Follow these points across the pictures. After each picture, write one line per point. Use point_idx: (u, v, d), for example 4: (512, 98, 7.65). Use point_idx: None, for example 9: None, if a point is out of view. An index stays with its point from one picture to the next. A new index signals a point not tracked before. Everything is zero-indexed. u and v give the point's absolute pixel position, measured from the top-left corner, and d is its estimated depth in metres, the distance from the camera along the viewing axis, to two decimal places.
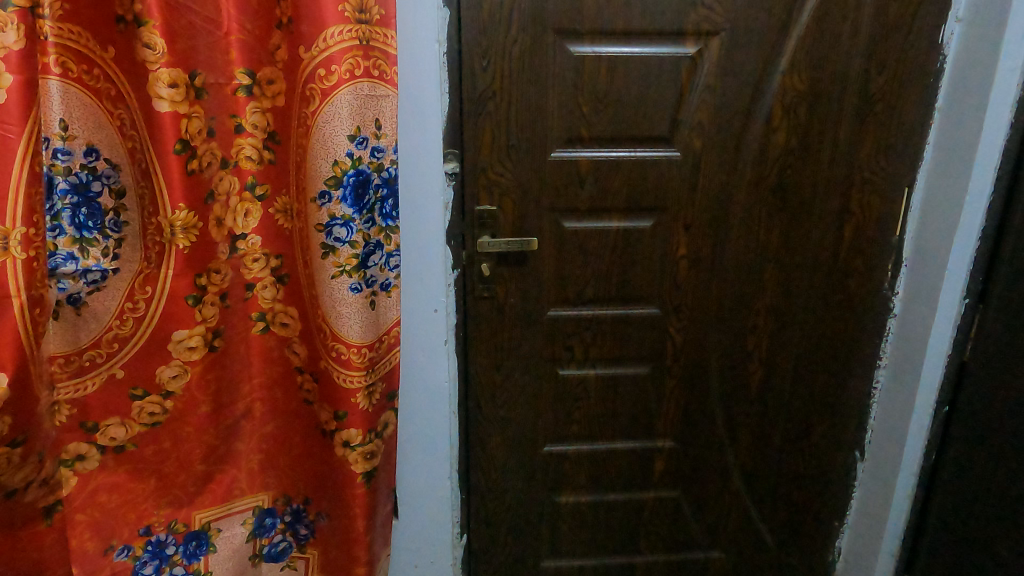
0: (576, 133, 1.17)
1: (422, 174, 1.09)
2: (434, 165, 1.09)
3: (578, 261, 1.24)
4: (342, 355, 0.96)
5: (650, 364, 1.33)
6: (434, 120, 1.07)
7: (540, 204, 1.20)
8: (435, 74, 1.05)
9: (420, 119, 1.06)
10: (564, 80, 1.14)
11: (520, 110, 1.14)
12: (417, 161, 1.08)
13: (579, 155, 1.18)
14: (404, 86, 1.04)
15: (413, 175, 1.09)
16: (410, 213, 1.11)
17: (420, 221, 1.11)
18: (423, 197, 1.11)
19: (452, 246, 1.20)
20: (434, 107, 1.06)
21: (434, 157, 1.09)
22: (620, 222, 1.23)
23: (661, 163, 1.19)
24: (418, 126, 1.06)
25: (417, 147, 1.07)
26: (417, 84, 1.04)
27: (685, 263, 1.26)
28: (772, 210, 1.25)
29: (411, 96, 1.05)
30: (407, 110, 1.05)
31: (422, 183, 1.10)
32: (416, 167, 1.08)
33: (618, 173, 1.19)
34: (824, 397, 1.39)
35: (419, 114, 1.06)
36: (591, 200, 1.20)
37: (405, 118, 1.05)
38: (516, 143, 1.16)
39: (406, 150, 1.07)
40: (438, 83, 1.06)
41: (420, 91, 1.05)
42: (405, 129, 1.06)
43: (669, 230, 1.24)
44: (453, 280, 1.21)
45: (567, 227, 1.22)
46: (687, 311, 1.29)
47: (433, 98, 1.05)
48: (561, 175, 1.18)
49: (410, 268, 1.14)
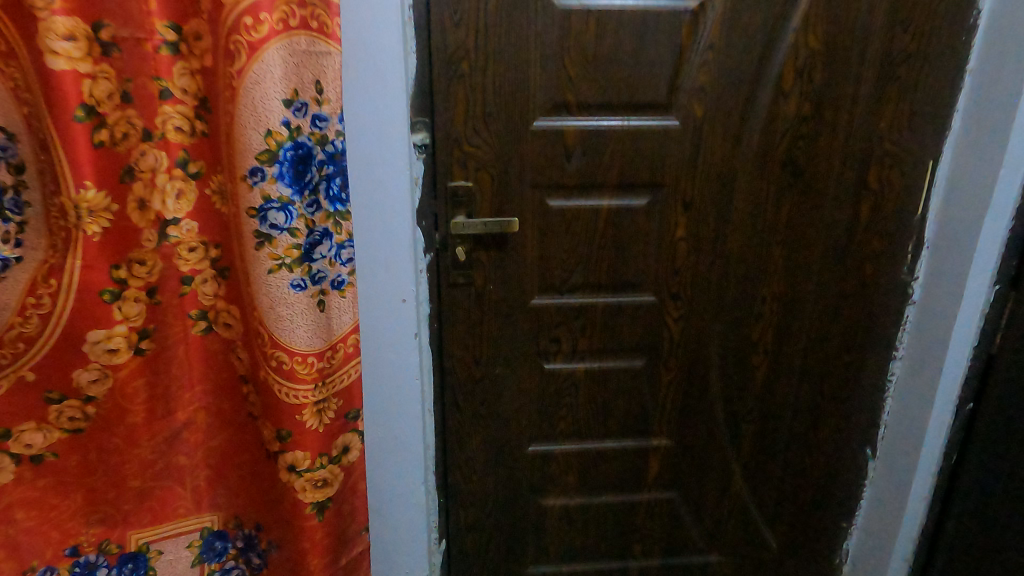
0: (561, 99, 1.03)
1: (383, 147, 0.95)
2: (395, 136, 0.95)
3: (565, 244, 1.11)
4: (286, 365, 0.83)
5: (645, 357, 1.21)
6: (397, 84, 0.92)
7: (522, 180, 1.07)
8: (396, 29, 0.90)
9: (374, 83, 0.91)
10: (547, 37, 0.99)
11: (497, 72, 1.00)
12: (375, 131, 0.94)
13: (565, 125, 1.04)
14: (354, 43, 0.89)
15: (370, 148, 0.95)
16: (366, 194, 0.97)
17: (383, 200, 0.98)
18: (385, 171, 0.96)
19: (424, 227, 1.07)
20: (393, 69, 0.91)
21: (396, 127, 0.94)
22: (611, 201, 1.09)
23: (659, 134, 1.06)
24: (373, 91, 0.92)
25: (374, 117, 0.93)
26: (371, 42, 0.90)
27: (684, 245, 1.13)
28: (783, 186, 1.11)
29: (365, 56, 0.90)
30: (358, 73, 0.91)
31: (381, 158, 0.96)
32: (374, 139, 0.94)
33: (610, 144, 1.05)
34: (833, 390, 1.27)
35: (375, 77, 0.91)
36: (579, 175, 1.07)
37: (354, 82, 0.91)
38: (494, 109, 1.02)
39: (358, 120, 0.93)
40: (398, 39, 0.90)
41: (375, 49, 0.90)
42: (356, 95, 0.92)
43: (668, 210, 1.10)
44: (425, 266, 1.09)
45: (552, 206, 1.08)
46: (686, 300, 1.17)
47: (392, 58, 0.91)
48: (544, 148, 1.05)
49: (370, 254, 1.01)
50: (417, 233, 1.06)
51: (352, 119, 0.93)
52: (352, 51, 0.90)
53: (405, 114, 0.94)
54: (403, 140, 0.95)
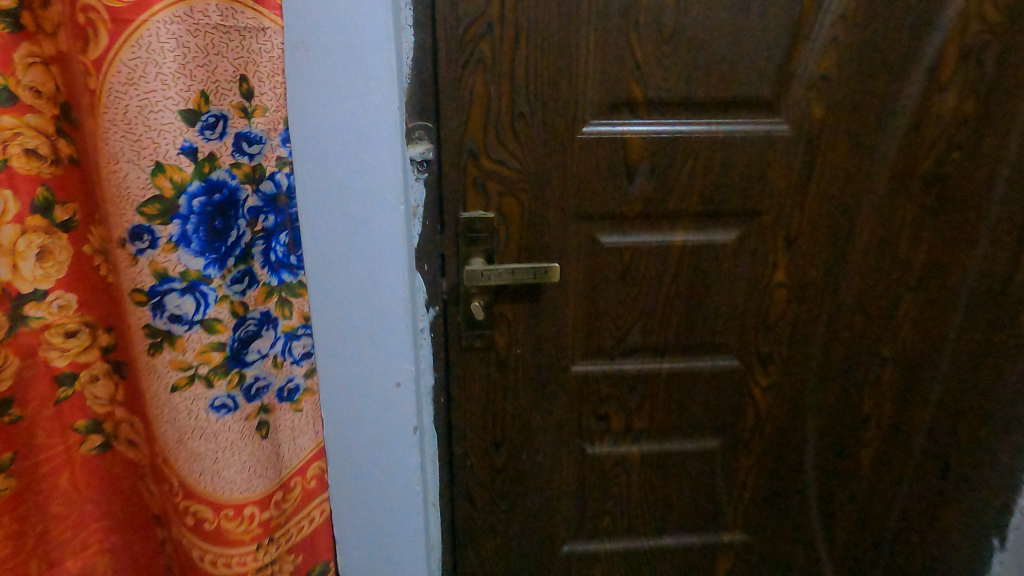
0: (622, 95, 0.71)
1: (361, 167, 0.62)
2: (381, 157, 0.62)
3: (620, 294, 0.80)
4: (209, 526, 0.52)
5: (721, 437, 0.90)
6: (384, 76, 0.59)
7: (564, 209, 0.76)
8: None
9: (344, 77, 0.58)
10: (604, 5, 0.67)
11: (531, 58, 0.69)
12: (348, 150, 0.61)
13: (627, 131, 0.73)
14: (309, 13, 0.56)
15: (338, 176, 0.62)
16: (334, 244, 0.64)
17: (365, 246, 0.65)
18: (368, 204, 0.63)
19: (426, 272, 0.77)
20: (376, 53, 0.58)
21: (382, 143, 0.61)
22: (687, 237, 0.78)
23: (762, 144, 0.74)
24: (343, 87, 0.59)
25: (346, 129, 0.60)
26: (338, 10, 0.56)
27: (783, 294, 0.82)
28: (924, 214, 0.80)
29: (326, 34, 0.57)
30: (316, 60, 0.57)
31: (357, 191, 0.63)
32: (345, 161, 0.61)
33: (690, 158, 0.74)
34: (981, 483, 0.92)
35: (345, 67, 0.58)
36: (644, 201, 0.76)
37: (309, 74, 0.58)
38: (524, 111, 0.71)
39: (318, 134, 0.60)
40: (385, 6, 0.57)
41: (344, 22, 0.57)
42: (313, 95, 0.58)
43: (765, 247, 0.79)
44: (428, 322, 0.79)
45: (605, 243, 0.78)
46: (780, 364, 0.86)
47: (376, 36, 0.58)
48: (596, 165, 0.74)
49: (344, 327, 0.67)
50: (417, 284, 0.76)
51: (314, 125, 0.59)
52: (304, 25, 0.56)
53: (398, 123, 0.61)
54: (396, 161, 0.62)
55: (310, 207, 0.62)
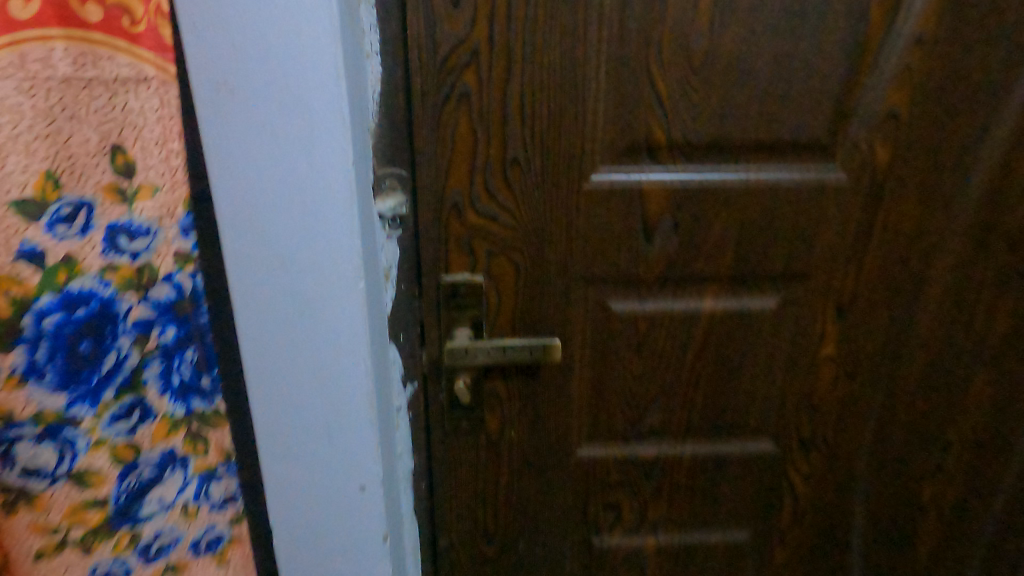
0: (639, 137, 0.58)
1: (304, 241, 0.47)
2: (332, 231, 0.47)
3: (634, 369, 0.67)
4: None
5: (753, 529, 0.77)
6: (332, 133, 0.44)
7: (568, 271, 0.63)
8: (326, 18, 0.41)
9: (278, 131, 0.44)
10: (618, 29, 0.54)
11: (527, 91, 0.56)
12: (288, 222, 0.47)
13: (645, 179, 0.59)
14: (228, 47, 0.41)
15: (275, 254, 0.48)
16: (276, 334, 0.50)
17: (314, 335, 0.51)
18: (315, 284, 0.49)
19: (403, 341, 0.65)
20: (320, 102, 0.43)
21: (334, 214, 0.47)
22: (717, 304, 0.65)
23: (811, 194, 0.60)
24: (277, 144, 0.44)
25: (285, 197, 0.46)
26: (267, 44, 0.41)
27: (831, 368, 0.69)
28: (1010, 277, 0.65)
29: (253, 75, 0.42)
30: (240, 109, 0.43)
31: (303, 272, 0.49)
32: (283, 237, 0.47)
33: (722, 211, 0.60)
34: None
35: (279, 118, 0.44)
36: (665, 262, 0.63)
37: (233, 127, 0.43)
38: (519, 156, 0.58)
39: (249, 202, 0.46)
40: (332, 39, 0.42)
41: (276, 60, 0.42)
42: (238, 153, 0.44)
43: (811, 314, 0.66)
44: (405, 400, 0.67)
45: (617, 310, 0.64)
46: (825, 447, 0.73)
47: (319, 80, 0.43)
48: (606, 220, 0.61)
49: (293, 429, 0.54)
50: (386, 359, 0.63)
51: (237, 190, 0.46)
52: (223, 63, 0.42)
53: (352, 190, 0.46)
54: (351, 238, 0.48)
55: (243, 289, 0.49)
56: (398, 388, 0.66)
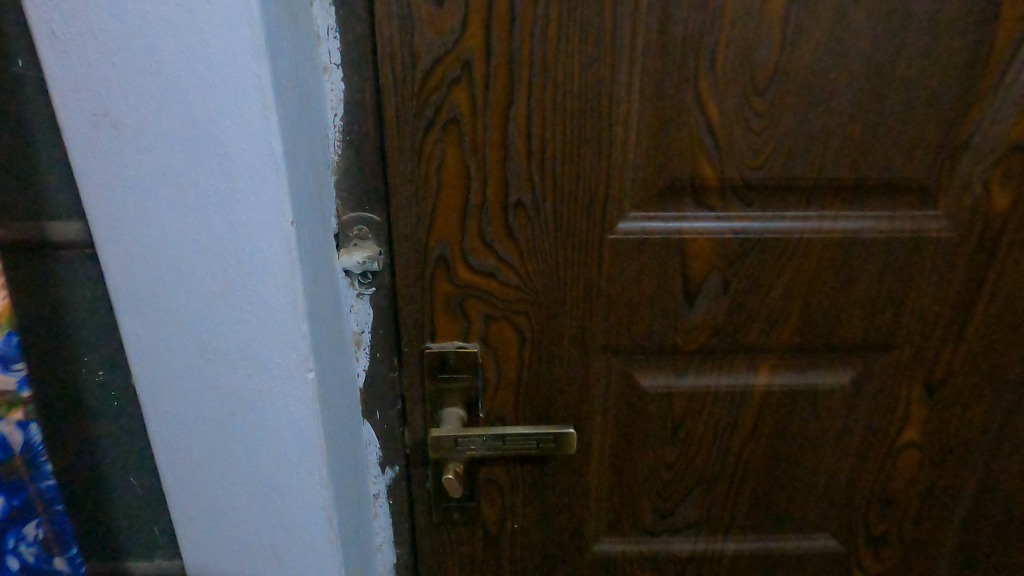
0: (681, 174, 0.44)
1: (234, 328, 0.37)
2: (266, 306, 0.36)
3: (665, 455, 0.54)
4: None
5: None
6: (262, 179, 0.33)
7: (587, 341, 0.49)
8: (249, 30, 0.30)
9: (192, 175, 0.33)
10: (658, 37, 0.41)
11: (535, 117, 0.42)
12: (210, 291, 0.36)
13: (687, 228, 0.46)
14: (121, 63, 0.31)
15: (195, 329, 0.37)
16: (201, 428, 0.40)
17: (253, 438, 0.40)
18: (250, 379, 0.38)
19: (381, 421, 0.53)
20: (244, 138, 0.32)
21: (267, 286, 0.36)
22: (773, 380, 0.51)
23: (900, 248, 0.47)
24: (190, 191, 0.33)
25: (204, 263, 0.35)
26: (173, 63, 0.31)
27: (915, 457, 0.55)
28: None
29: (155, 100, 0.32)
30: (143, 145, 0.32)
31: (230, 355, 0.37)
32: (206, 308, 0.36)
33: (785, 269, 0.47)
34: None
35: (191, 158, 0.33)
36: (711, 330, 0.49)
37: (132, 166, 0.33)
38: (525, 198, 0.44)
39: (159, 267, 0.35)
40: (258, 58, 0.31)
41: (185, 82, 0.31)
42: (139, 201, 0.34)
43: (891, 393, 0.52)
44: (385, 487, 0.55)
45: (647, 387, 0.51)
46: (898, 547, 0.59)
47: (243, 110, 0.32)
48: (637, 278, 0.47)
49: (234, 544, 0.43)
50: (359, 441, 0.52)
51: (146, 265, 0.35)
52: (115, 85, 0.31)
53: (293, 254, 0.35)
54: (294, 314, 0.37)
55: (153, 372, 0.38)
56: (375, 473, 0.54)
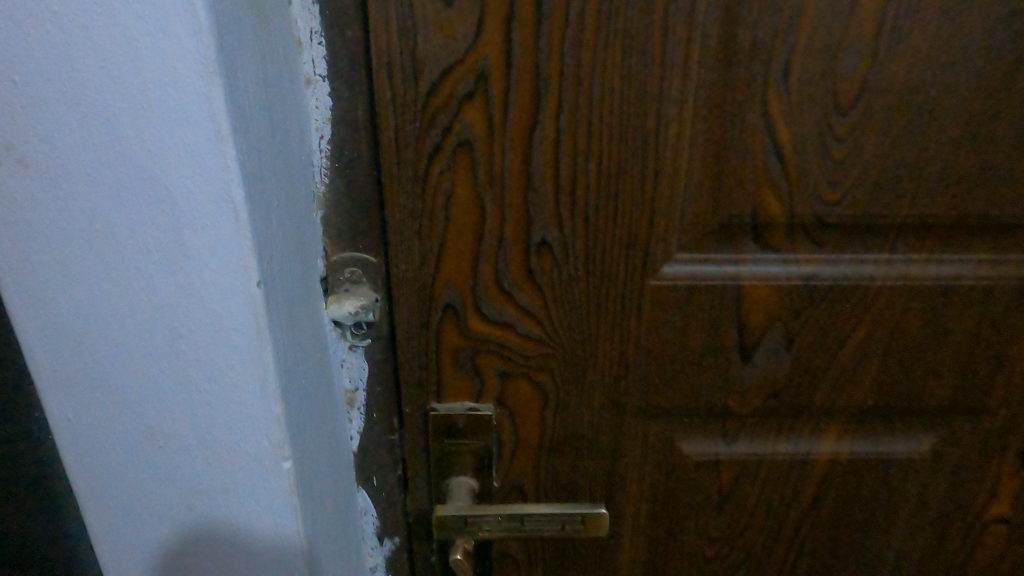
0: (741, 210, 0.37)
1: (190, 410, 0.30)
2: (229, 383, 0.29)
3: (709, 530, 0.46)
4: None
5: None
6: (218, 231, 0.26)
7: (622, 401, 0.42)
8: (196, 40, 0.23)
9: (128, 223, 0.26)
10: (721, 45, 0.33)
11: (565, 141, 0.34)
12: (158, 363, 0.29)
13: (745, 273, 0.38)
14: (31, 80, 0.24)
15: (142, 407, 0.30)
16: (152, 522, 0.32)
17: (216, 540, 0.32)
18: (212, 471, 0.31)
19: (377, 487, 0.45)
20: (193, 179, 0.25)
21: (228, 359, 0.28)
22: (839, 446, 0.44)
23: (1000, 298, 0.39)
24: (125, 243, 0.26)
25: (149, 332, 0.28)
26: (97, 81, 0.24)
27: (1002, 535, 0.47)
28: None
29: (80, 129, 0.25)
30: (63, 184, 0.25)
31: (186, 439, 0.30)
32: (155, 384, 0.29)
33: (860, 321, 0.40)
34: None
35: (124, 201, 0.26)
36: (769, 390, 0.42)
37: (54, 210, 0.26)
38: (550, 237, 0.37)
39: (95, 337, 0.28)
40: (209, 76, 0.23)
41: (115, 107, 0.24)
42: (63, 252, 0.27)
43: (977, 461, 0.45)
44: (382, 558, 0.47)
45: (691, 453, 0.44)
46: None
47: (191, 144, 0.24)
48: (683, 331, 0.40)
49: None
50: (352, 513, 0.44)
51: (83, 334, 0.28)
52: (26, 108, 0.24)
53: (260, 323, 0.28)
54: (265, 395, 0.29)
55: (93, 455, 0.31)
56: (371, 543, 0.46)
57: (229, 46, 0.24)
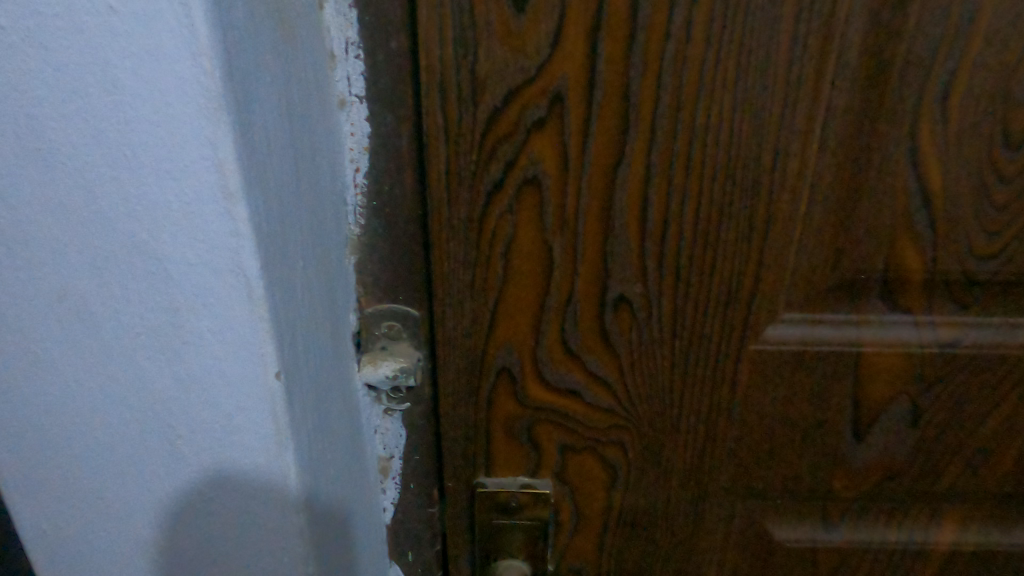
0: (870, 263, 0.30)
1: (193, 513, 0.24)
2: (241, 491, 0.23)
3: None
4: None
5: None
6: (227, 313, 0.20)
7: (707, 481, 0.35)
8: (195, 68, 0.17)
9: (111, 297, 0.20)
10: (860, 63, 0.26)
11: (657, 178, 0.28)
12: (155, 460, 0.24)
13: (865, 337, 0.31)
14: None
15: (137, 508, 0.25)
16: None
17: None
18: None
19: (412, 568, 0.38)
20: (193, 249, 0.19)
21: (241, 462, 0.23)
22: (963, 536, 0.37)
23: None
24: (107, 322, 0.21)
25: (145, 424, 0.23)
26: (61, 121, 0.18)
27: None
28: None
29: (45, 181, 0.19)
30: (23, 249, 0.20)
31: (188, 543, 0.25)
32: (151, 483, 0.24)
33: (1002, 396, 0.33)
34: None
35: (102, 272, 0.20)
36: (884, 471, 0.35)
37: (25, 279, 0.20)
38: (631, 294, 0.30)
39: (83, 426, 0.23)
40: (214, 116, 0.17)
41: (87, 153, 0.18)
42: (28, 330, 0.21)
43: None
44: None
45: (783, 539, 0.37)
46: None
47: (190, 204, 0.18)
48: (786, 403, 0.33)
49: None
50: None
51: (69, 422, 0.23)
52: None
53: (280, 422, 0.22)
54: (284, 505, 0.23)
55: (86, 551, 0.26)
56: None
57: (242, 73, 0.18)
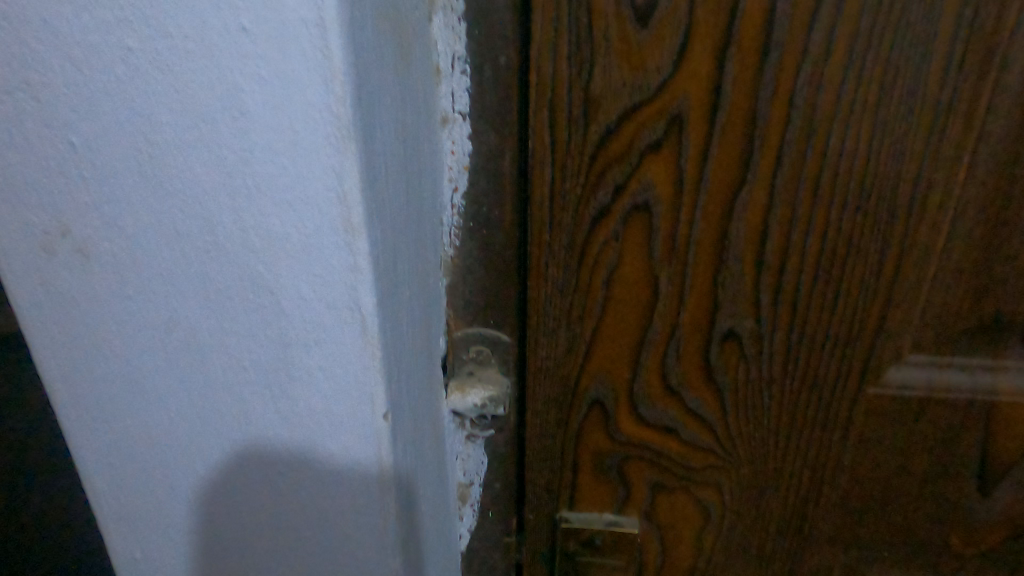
0: (1014, 305, 0.27)
1: (283, 546, 0.23)
2: (340, 530, 0.22)
3: None
4: None
5: None
6: (339, 350, 0.19)
7: (809, 529, 0.32)
8: (327, 95, 0.15)
9: (218, 327, 0.19)
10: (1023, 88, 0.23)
11: (780, 208, 0.26)
12: (249, 497, 0.22)
13: (1001, 384, 0.29)
14: (96, 144, 0.17)
15: (230, 539, 0.24)
16: None
17: None
18: None
19: None
20: (309, 284, 0.18)
21: (340, 503, 0.22)
22: None
23: None
24: (212, 353, 0.20)
25: (241, 456, 0.22)
26: (183, 149, 0.17)
27: None
28: None
29: (161, 209, 0.18)
30: (135, 277, 0.19)
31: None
32: (244, 518, 0.23)
33: None
34: None
35: (212, 303, 0.19)
36: (1011, 529, 0.32)
37: (133, 306, 0.20)
38: (741, 329, 0.28)
39: (180, 454, 0.23)
40: (342, 146, 0.16)
41: (205, 183, 0.17)
42: (133, 356, 0.21)
43: None
44: None
45: None
46: None
47: (308, 237, 0.17)
48: (905, 452, 0.30)
49: None
50: None
51: (165, 449, 0.23)
52: (89, 181, 0.18)
53: (383, 463, 0.21)
54: (381, 546, 0.22)
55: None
56: None
57: (369, 99, 0.16)
